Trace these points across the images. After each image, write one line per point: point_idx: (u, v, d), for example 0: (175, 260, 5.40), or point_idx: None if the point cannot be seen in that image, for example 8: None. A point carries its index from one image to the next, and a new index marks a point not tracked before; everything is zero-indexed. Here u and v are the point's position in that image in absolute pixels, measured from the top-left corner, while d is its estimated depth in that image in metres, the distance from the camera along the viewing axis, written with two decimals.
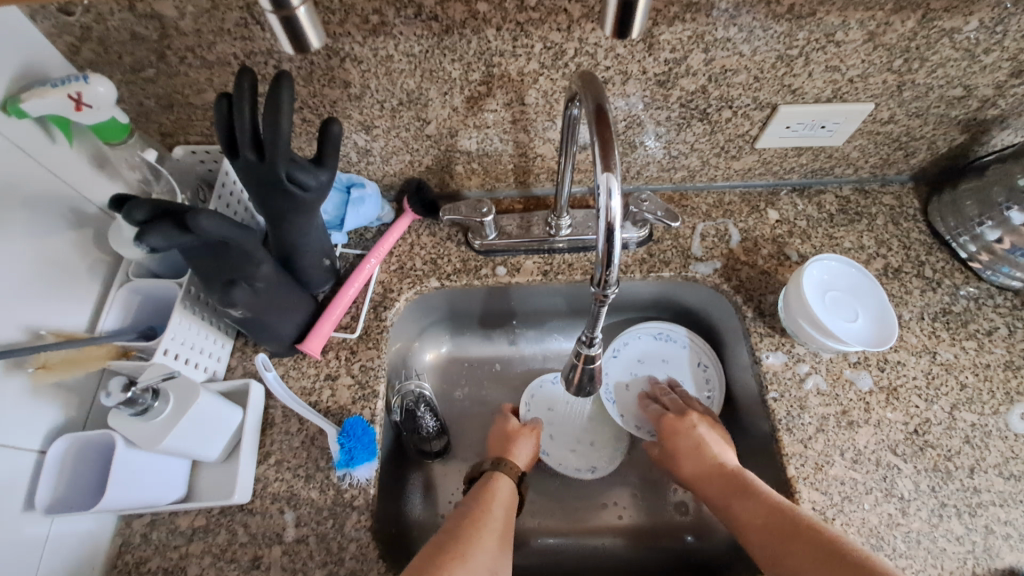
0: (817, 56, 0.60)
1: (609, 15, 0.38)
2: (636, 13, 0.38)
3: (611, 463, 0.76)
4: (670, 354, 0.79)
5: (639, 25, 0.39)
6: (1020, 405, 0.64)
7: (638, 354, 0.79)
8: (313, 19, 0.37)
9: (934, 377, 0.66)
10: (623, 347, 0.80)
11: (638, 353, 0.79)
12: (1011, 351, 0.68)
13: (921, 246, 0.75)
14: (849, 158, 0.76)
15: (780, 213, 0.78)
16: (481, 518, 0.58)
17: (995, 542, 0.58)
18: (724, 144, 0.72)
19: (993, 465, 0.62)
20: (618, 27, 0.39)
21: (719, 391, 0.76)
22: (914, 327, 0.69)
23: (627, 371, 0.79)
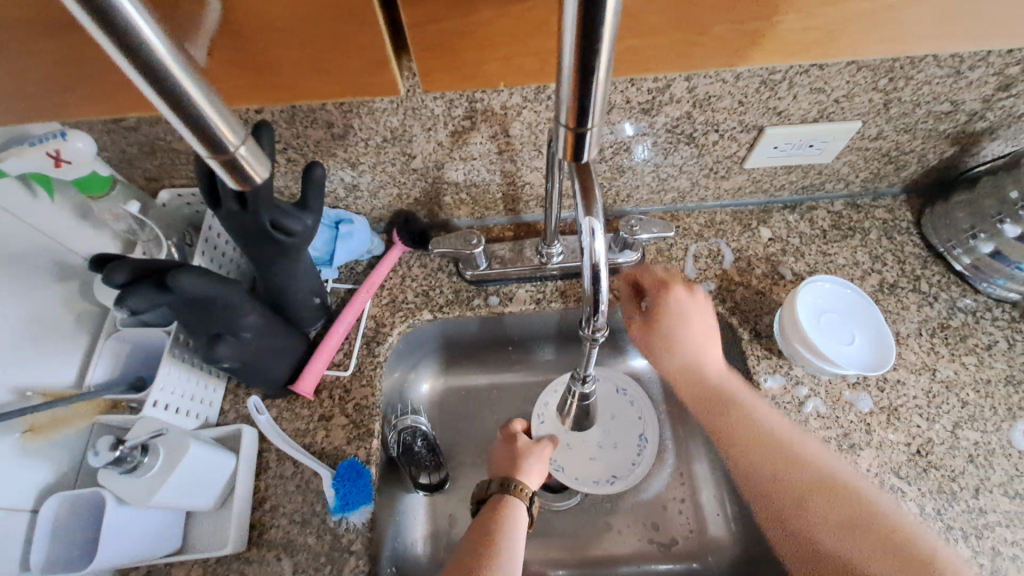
0: (801, 79, 0.59)
1: (565, 96, 0.35)
2: (594, 94, 0.34)
3: (629, 476, 0.72)
4: (620, 411, 0.76)
5: (597, 106, 0.36)
6: (1023, 422, 0.64)
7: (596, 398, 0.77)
8: (254, 153, 0.36)
9: (935, 395, 0.65)
10: None
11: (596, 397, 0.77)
12: (1011, 365, 0.67)
13: (916, 260, 0.74)
14: (840, 173, 0.75)
15: (772, 231, 0.77)
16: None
17: (1003, 564, 0.57)
18: (713, 165, 0.72)
19: (998, 485, 0.61)
20: (576, 112, 0.36)
21: (645, 465, 0.73)
22: (912, 344, 0.68)
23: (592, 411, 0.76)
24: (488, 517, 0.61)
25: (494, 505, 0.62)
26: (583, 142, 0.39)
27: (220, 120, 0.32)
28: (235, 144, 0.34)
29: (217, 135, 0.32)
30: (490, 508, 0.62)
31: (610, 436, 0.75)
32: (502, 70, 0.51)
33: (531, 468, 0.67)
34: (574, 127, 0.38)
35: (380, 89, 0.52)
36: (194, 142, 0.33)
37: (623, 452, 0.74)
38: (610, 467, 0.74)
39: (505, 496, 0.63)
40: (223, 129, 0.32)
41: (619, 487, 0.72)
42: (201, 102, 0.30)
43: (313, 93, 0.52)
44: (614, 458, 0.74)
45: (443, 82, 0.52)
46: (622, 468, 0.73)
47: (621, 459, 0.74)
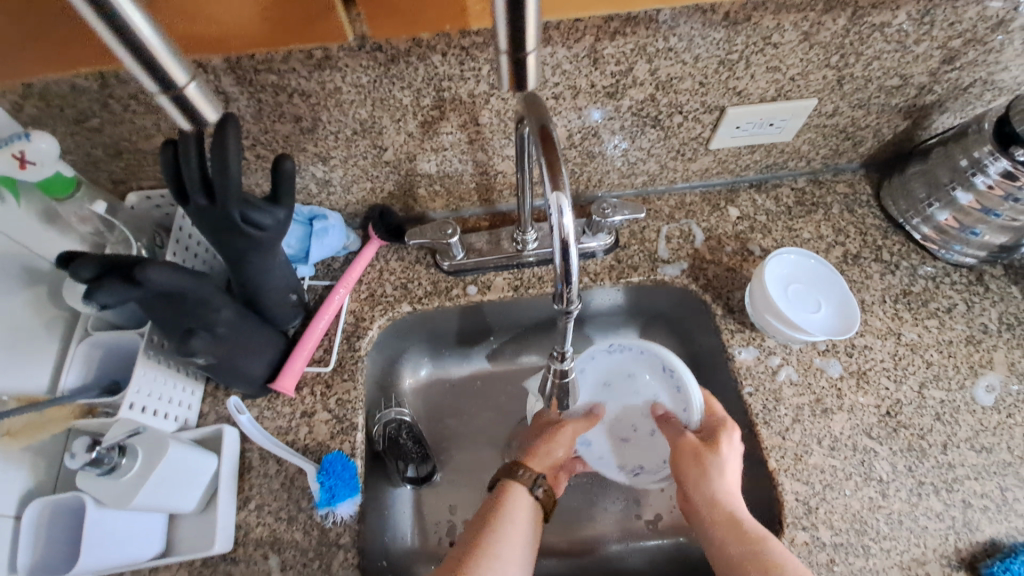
0: (757, 58, 0.62)
1: (501, 23, 0.37)
2: (528, 16, 0.36)
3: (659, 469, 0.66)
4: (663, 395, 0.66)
5: (532, 31, 0.37)
6: (984, 378, 0.66)
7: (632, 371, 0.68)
8: (204, 93, 0.40)
9: (901, 358, 0.68)
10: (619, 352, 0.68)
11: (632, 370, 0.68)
12: (971, 325, 0.70)
13: (877, 231, 0.77)
14: (801, 151, 0.78)
15: (740, 210, 0.80)
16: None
17: (974, 516, 0.59)
18: (680, 147, 0.74)
19: (964, 440, 0.63)
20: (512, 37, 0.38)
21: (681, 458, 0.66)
22: (877, 311, 0.71)
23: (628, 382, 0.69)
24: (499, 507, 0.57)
25: (500, 489, 0.59)
26: (523, 69, 0.40)
27: (164, 54, 0.36)
28: (183, 83, 0.38)
29: (167, 76, 0.37)
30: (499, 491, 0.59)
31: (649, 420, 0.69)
32: (450, 14, 0.52)
33: (550, 448, 0.63)
34: (512, 53, 0.39)
35: (333, 35, 0.52)
36: (144, 78, 0.37)
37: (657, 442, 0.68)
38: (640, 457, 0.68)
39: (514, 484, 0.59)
40: (171, 68, 0.37)
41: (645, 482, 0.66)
42: (149, 42, 0.35)
43: (268, 40, 0.52)
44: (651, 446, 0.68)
45: (394, 27, 0.52)
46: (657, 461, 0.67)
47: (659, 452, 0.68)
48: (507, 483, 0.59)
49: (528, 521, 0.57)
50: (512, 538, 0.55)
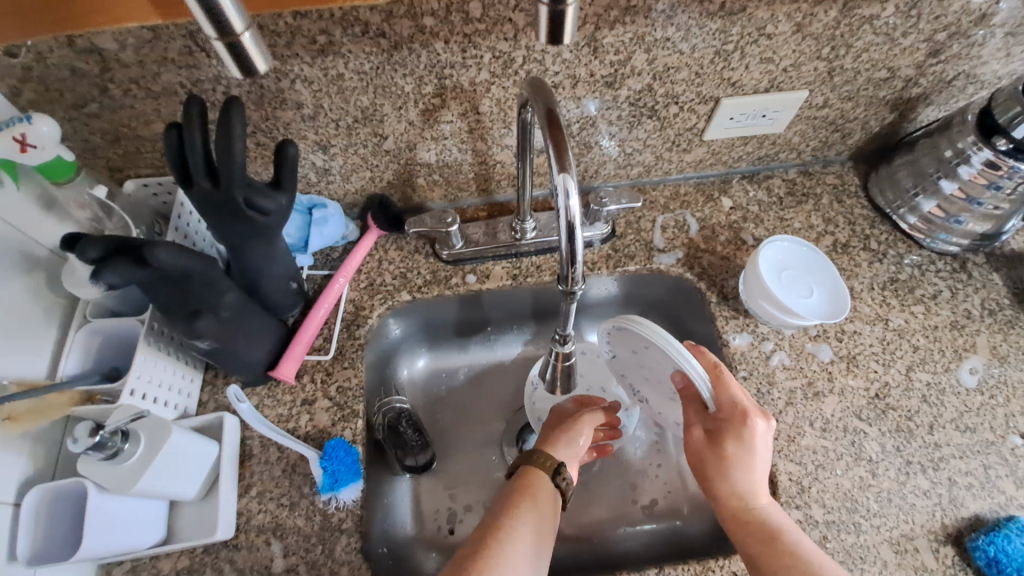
0: (751, 49, 0.63)
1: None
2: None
3: None
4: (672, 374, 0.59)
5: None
6: (968, 361, 0.69)
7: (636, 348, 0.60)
8: (257, 46, 0.38)
9: (889, 343, 0.70)
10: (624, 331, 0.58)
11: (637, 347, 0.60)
12: (955, 311, 0.72)
13: (865, 221, 0.79)
14: (792, 143, 0.80)
15: (733, 200, 0.81)
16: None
17: (959, 493, 0.61)
18: (675, 138, 0.75)
19: (950, 420, 0.65)
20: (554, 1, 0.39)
21: None
22: (866, 297, 0.73)
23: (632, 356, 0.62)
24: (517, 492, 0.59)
25: (521, 472, 0.61)
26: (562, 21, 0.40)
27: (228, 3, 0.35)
28: (240, 29, 0.37)
29: (225, 18, 0.36)
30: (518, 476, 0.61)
31: None
32: None
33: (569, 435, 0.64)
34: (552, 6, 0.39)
35: None
36: (201, 20, 0.36)
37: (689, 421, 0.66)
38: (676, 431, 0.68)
39: (530, 470, 0.61)
40: (230, 12, 0.35)
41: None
42: None
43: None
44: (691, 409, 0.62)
45: None
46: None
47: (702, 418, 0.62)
48: (527, 469, 0.61)
49: (543, 508, 0.57)
50: (528, 522, 0.55)
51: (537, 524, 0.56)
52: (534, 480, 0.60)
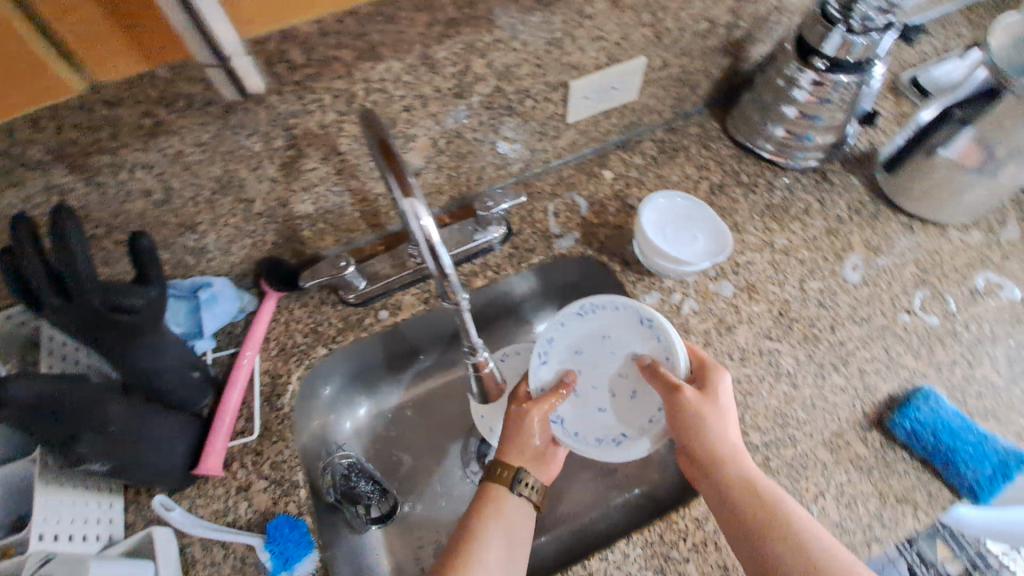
0: (579, 31, 0.66)
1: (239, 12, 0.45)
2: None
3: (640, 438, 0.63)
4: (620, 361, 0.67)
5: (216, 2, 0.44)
6: (848, 259, 0.75)
7: (579, 343, 0.68)
8: None
9: (779, 263, 0.75)
10: (588, 312, 0.68)
11: (580, 342, 0.68)
12: (827, 218, 0.79)
13: (732, 159, 0.86)
14: (649, 106, 0.85)
15: (613, 171, 0.85)
16: None
17: (870, 380, 0.67)
18: (541, 129, 0.78)
19: (847, 317, 0.71)
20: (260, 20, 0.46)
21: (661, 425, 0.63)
22: (750, 227, 0.78)
23: (574, 352, 0.68)
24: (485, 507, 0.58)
25: (480, 493, 0.60)
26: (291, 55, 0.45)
27: None
28: None
29: None
30: (481, 493, 0.60)
31: (620, 390, 0.67)
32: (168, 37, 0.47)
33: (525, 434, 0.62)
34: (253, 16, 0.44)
35: (54, 91, 0.46)
36: None
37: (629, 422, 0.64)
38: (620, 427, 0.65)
39: (493, 484, 0.60)
40: None
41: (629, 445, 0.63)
42: None
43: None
44: (630, 406, 0.66)
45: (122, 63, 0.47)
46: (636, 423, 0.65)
47: (639, 417, 0.65)
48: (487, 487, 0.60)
49: (512, 523, 0.58)
50: (498, 538, 0.56)
51: (506, 538, 0.56)
52: (491, 497, 0.59)
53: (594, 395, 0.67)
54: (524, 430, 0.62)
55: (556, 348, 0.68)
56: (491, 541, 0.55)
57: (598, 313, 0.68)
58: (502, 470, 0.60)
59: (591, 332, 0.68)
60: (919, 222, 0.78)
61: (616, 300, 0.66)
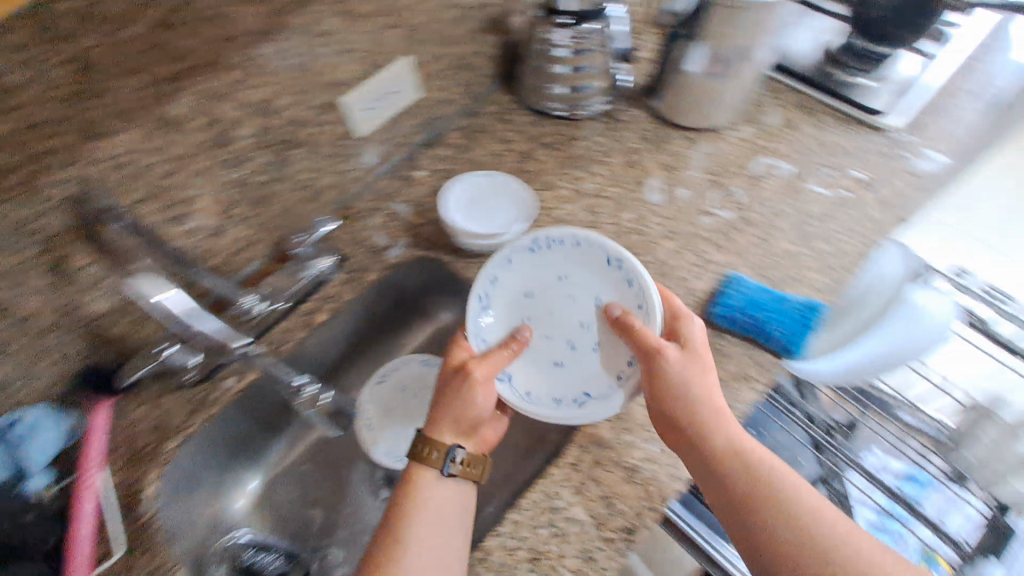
0: (323, 49, 0.66)
1: None
2: None
3: (609, 390, 0.63)
4: (584, 314, 0.67)
5: None
6: (648, 184, 0.82)
7: (525, 287, 0.69)
8: None
9: (592, 206, 0.81)
10: (537, 248, 0.68)
11: (527, 286, 0.69)
12: (623, 153, 0.85)
13: (531, 126, 0.90)
14: (439, 99, 0.87)
15: (426, 169, 0.87)
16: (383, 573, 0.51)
17: (691, 283, 0.73)
18: (335, 151, 0.78)
19: (660, 235, 0.77)
20: None
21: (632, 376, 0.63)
22: (559, 183, 0.83)
23: (519, 296, 0.69)
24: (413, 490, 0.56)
25: (406, 476, 0.58)
26: None
27: None
28: None
29: None
30: (406, 477, 0.58)
31: (579, 341, 0.67)
32: None
33: (451, 403, 0.59)
34: None
35: None
36: None
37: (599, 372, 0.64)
38: (584, 383, 0.65)
39: (417, 465, 0.58)
40: None
41: (590, 406, 0.63)
42: None
43: None
44: (583, 359, 0.66)
45: None
46: (598, 384, 0.64)
47: (604, 371, 0.65)
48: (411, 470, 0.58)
49: (442, 504, 0.56)
50: (428, 524, 0.54)
51: (438, 521, 0.54)
52: (416, 479, 0.57)
53: (553, 342, 0.67)
54: (460, 399, 0.59)
55: (501, 293, 0.69)
56: (422, 531, 0.54)
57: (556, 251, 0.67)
58: (425, 450, 0.58)
59: (534, 284, 0.69)
60: (700, 131, 0.86)
61: (576, 233, 0.65)
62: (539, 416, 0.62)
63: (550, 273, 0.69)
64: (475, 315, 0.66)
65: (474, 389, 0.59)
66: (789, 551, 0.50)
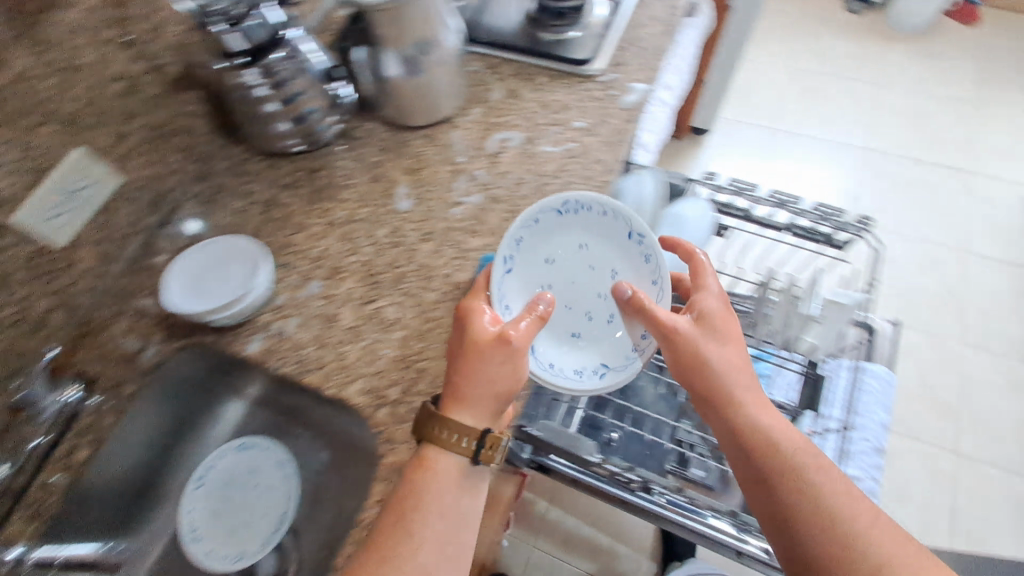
0: None
1: None
2: None
3: (615, 360, 0.71)
4: (603, 286, 0.73)
5: None
6: (395, 194, 0.81)
7: (547, 254, 0.73)
8: None
9: (346, 234, 0.79)
10: (567, 209, 0.71)
11: (548, 254, 0.73)
12: (365, 170, 0.84)
13: (269, 171, 0.86)
14: (152, 178, 0.81)
15: (166, 253, 0.82)
16: (381, 561, 0.53)
17: (455, 278, 0.74)
18: (35, 272, 0.70)
19: (416, 241, 0.77)
20: None
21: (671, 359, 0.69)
22: (308, 221, 0.80)
23: (533, 277, 0.72)
24: (431, 470, 0.58)
25: (421, 453, 0.59)
26: None
27: None
28: None
29: None
30: (426, 444, 0.59)
31: (592, 304, 0.73)
32: None
33: (472, 379, 0.59)
34: None
35: None
36: None
37: (614, 352, 0.71)
38: (601, 357, 0.71)
39: (432, 445, 0.59)
40: None
41: (612, 378, 0.69)
42: None
43: None
44: (594, 330, 0.72)
45: None
46: (615, 357, 0.71)
47: (615, 347, 0.71)
48: (426, 443, 0.59)
49: (454, 494, 0.57)
50: (438, 522, 0.56)
51: (445, 517, 0.56)
52: (428, 455, 0.59)
53: (562, 316, 0.73)
54: (487, 364, 0.59)
55: (518, 254, 0.70)
56: (431, 530, 0.55)
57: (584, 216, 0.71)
58: (451, 433, 0.58)
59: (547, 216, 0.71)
60: (434, 126, 0.86)
61: (605, 203, 0.69)
62: (564, 388, 0.67)
63: (572, 242, 0.74)
64: (500, 276, 0.67)
65: (498, 360, 0.59)
66: (803, 520, 0.57)
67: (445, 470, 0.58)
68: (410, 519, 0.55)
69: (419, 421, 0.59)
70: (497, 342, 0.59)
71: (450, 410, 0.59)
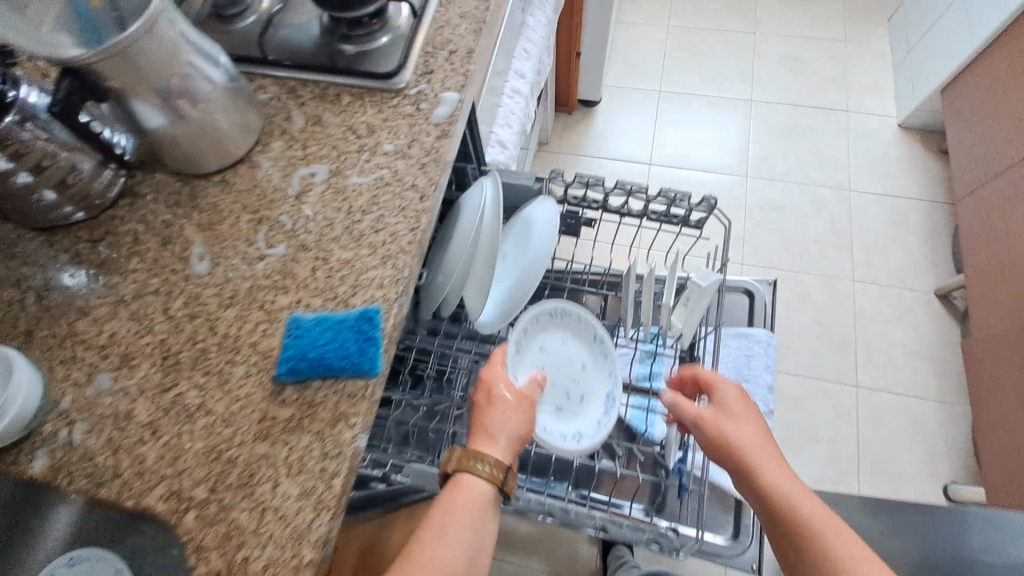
0: None
1: None
2: None
3: (594, 430, 0.87)
4: (580, 376, 0.94)
5: None
6: (190, 255, 0.72)
7: (542, 349, 0.93)
8: None
9: (137, 311, 0.69)
10: (563, 321, 0.95)
11: (542, 349, 0.93)
12: (156, 232, 0.74)
13: (43, 248, 0.75)
14: None
15: None
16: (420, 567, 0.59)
17: (262, 345, 0.66)
18: None
19: (217, 307, 0.68)
20: None
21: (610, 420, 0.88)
22: (92, 302, 0.70)
23: (532, 363, 0.91)
24: (459, 493, 0.66)
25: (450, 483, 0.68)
26: None
27: None
28: None
29: None
30: (452, 481, 0.68)
31: (577, 391, 0.92)
32: None
33: (503, 419, 0.72)
34: None
35: None
36: None
37: (585, 420, 0.89)
38: (575, 425, 0.88)
39: (462, 471, 0.68)
40: None
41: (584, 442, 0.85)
42: None
43: None
44: (570, 407, 0.90)
45: None
46: (587, 427, 0.88)
47: (583, 417, 0.89)
48: (455, 469, 0.68)
49: (483, 510, 0.66)
50: (466, 529, 0.63)
51: (471, 524, 0.64)
52: (461, 478, 0.67)
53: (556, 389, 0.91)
54: (505, 417, 0.73)
55: (521, 349, 0.90)
56: (461, 533, 0.63)
57: (566, 321, 0.95)
58: (477, 464, 0.67)
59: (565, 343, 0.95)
60: (230, 169, 0.77)
61: (568, 309, 0.94)
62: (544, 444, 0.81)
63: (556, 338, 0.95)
64: (504, 354, 0.85)
65: (504, 411, 0.73)
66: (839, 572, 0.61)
67: (473, 495, 0.66)
68: (447, 528, 0.63)
69: (448, 457, 0.69)
70: (513, 403, 0.74)
71: (481, 446, 0.70)
